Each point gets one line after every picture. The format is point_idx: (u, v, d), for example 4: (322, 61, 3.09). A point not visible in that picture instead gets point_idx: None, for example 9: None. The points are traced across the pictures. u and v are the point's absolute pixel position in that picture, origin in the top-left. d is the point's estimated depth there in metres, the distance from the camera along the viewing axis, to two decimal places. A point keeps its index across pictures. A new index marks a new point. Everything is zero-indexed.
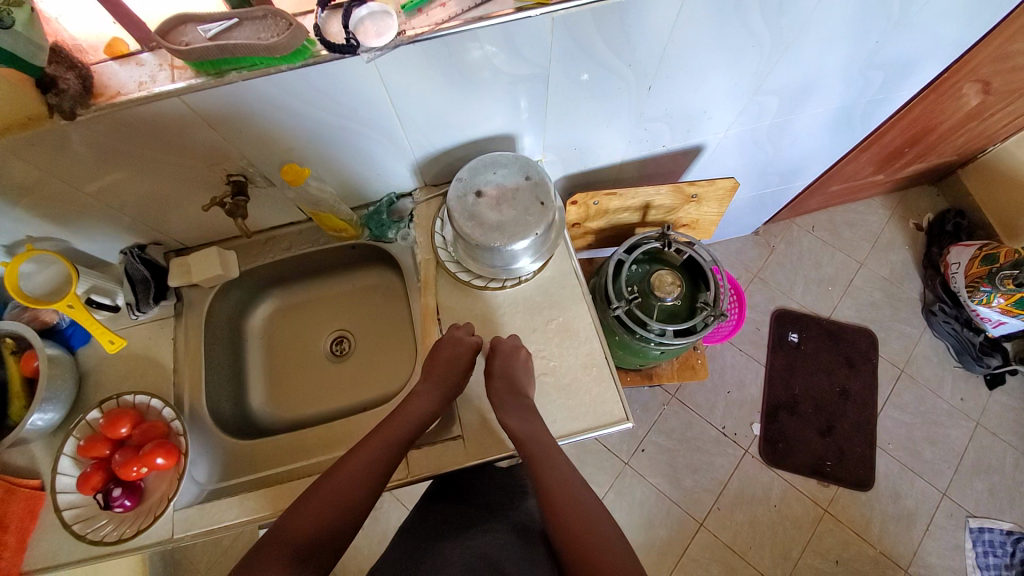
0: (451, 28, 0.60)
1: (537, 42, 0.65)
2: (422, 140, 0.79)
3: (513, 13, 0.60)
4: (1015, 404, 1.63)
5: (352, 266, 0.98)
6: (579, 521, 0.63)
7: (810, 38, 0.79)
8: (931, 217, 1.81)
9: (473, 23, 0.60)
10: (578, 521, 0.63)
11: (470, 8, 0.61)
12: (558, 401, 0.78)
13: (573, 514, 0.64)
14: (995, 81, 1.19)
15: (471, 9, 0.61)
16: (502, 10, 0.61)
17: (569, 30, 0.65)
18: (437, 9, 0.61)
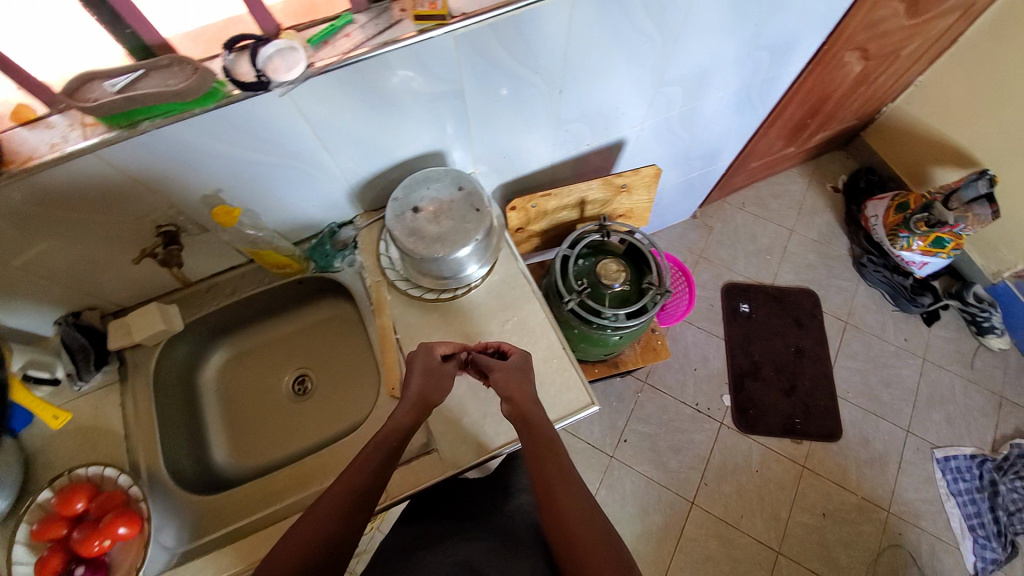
0: (360, 55, 0.63)
1: (444, 60, 0.69)
2: (353, 167, 0.82)
3: (416, 36, 0.63)
4: (952, 336, 1.77)
5: (303, 302, 0.97)
6: (574, 518, 0.60)
7: (696, 32, 0.88)
8: (845, 178, 1.97)
9: (379, 50, 0.63)
10: (573, 514, 0.60)
11: (374, 35, 0.64)
12: None
13: (567, 505, 0.61)
14: (871, 48, 1.33)
15: (374, 36, 0.64)
16: (405, 34, 0.63)
17: (472, 46, 0.69)
18: (342, 40, 0.63)
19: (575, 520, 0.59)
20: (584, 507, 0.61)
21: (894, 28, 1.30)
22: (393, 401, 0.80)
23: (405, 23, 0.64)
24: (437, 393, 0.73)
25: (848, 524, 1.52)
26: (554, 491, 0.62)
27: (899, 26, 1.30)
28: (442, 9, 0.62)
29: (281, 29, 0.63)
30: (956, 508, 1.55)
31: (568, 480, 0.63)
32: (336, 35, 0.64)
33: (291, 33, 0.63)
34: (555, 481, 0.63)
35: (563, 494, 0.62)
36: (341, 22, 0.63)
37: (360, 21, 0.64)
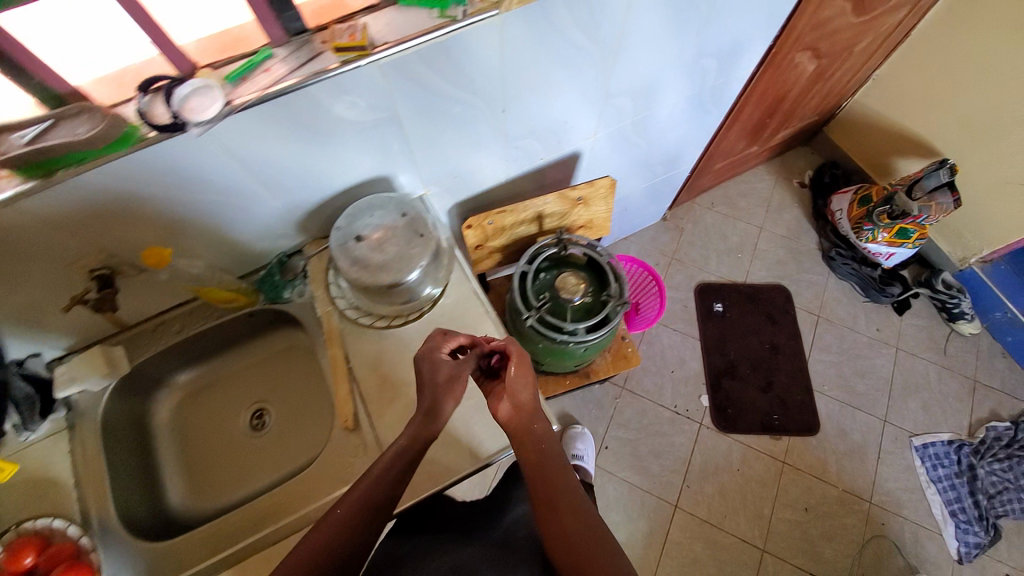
0: (280, 90, 0.62)
1: (372, 88, 0.68)
2: (294, 197, 0.81)
3: (337, 68, 0.63)
4: (924, 324, 1.78)
5: (257, 334, 0.96)
6: (576, 534, 0.62)
7: (636, 44, 0.88)
8: (811, 173, 1.99)
9: (302, 84, 0.62)
10: (575, 530, 0.62)
11: (295, 68, 0.63)
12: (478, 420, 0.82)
13: (570, 520, 0.63)
14: (821, 47, 1.35)
15: (296, 69, 0.63)
16: (326, 66, 0.62)
17: (401, 72, 0.68)
18: (262, 74, 0.62)
19: (575, 537, 0.61)
20: (593, 541, 0.61)
21: (843, 26, 1.31)
22: (346, 434, 0.78)
23: (326, 55, 0.63)
24: (449, 400, 0.71)
25: (831, 517, 1.53)
26: (559, 506, 0.64)
27: (848, 23, 1.31)
28: (362, 40, 0.62)
29: (197, 67, 0.61)
30: (937, 495, 1.56)
31: (575, 508, 0.64)
32: (256, 70, 0.63)
33: (206, 72, 0.61)
34: (560, 497, 0.65)
35: (568, 510, 0.64)
36: (259, 57, 0.62)
37: (279, 54, 0.63)
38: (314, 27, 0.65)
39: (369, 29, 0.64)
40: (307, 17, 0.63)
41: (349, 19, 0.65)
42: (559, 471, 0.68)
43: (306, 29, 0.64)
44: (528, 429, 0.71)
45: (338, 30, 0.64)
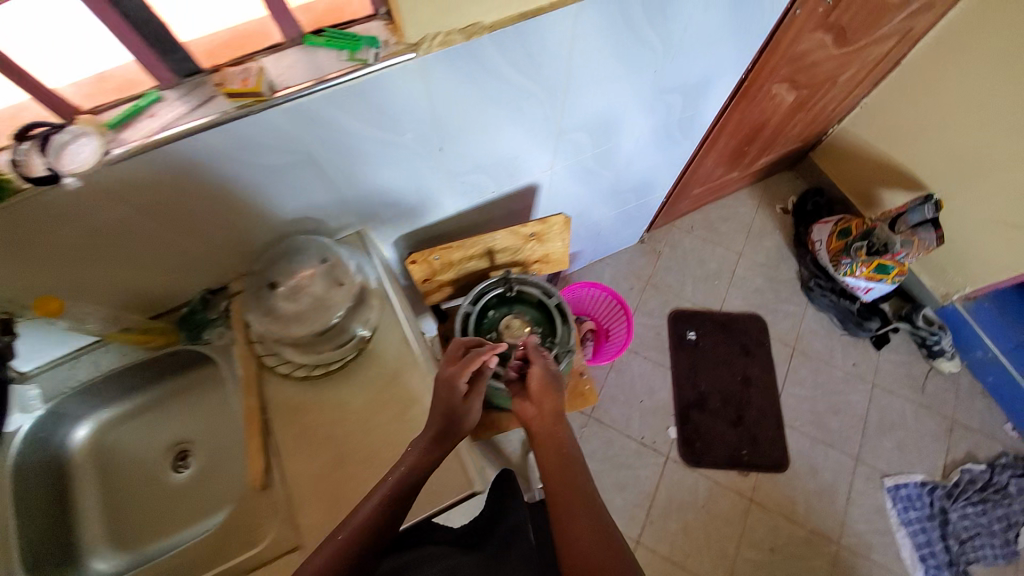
0: (165, 137, 0.58)
1: (279, 131, 0.64)
2: (210, 237, 0.77)
3: (231, 115, 0.58)
4: (903, 360, 1.74)
5: (179, 369, 0.92)
6: (584, 535, 0.58)
7: (586, 81, 0.84)
8: (794, 199, 1.94)
9: (191, 133, 0.58)
10: (582, 531, 0.59)
11: (185, 114, 0.58)
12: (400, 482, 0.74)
13: (579, 522, 0.60)
14: (799, 78, 1.30)
15: (184, 114, 0.58)
16: (217, 113, 0.58)
17: (309, 116, 0.63)
18: (149, 121, 0.58)
19: (586, 538, 0.58)
20: (602, 548, 0.57)
21: (823, 58, 1.26)
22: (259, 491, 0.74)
23: (220, 99, 0.59)
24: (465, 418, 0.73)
25: (797, 559, 1.49)
26: (571, 505, 0.63)
27: (828, 55, 1.26)
28: (255, 87, 0.56)
29: (78, 110, 0.58)
30: (907, 538, 1.52)
31: (591, 509, 0.62)
32: (143, 115, 0.59)
33: (87, 118, 0.58)
34: (571, 498, 0.64)
35: (581, 511, 0.62)
36: (147, 102, 0.58)
37: (169, 98, 0.59)
38: (208, 67, 0.59)
39: (267, 72, 0.59)
40: (198, 57, 0.58)
41: (247, 59, 0.60)
42: (575, 479, 0.67)
43: (199, 69, 0.59)
44: (551, 433, 0.75)
45: (231, 73, 0.58)
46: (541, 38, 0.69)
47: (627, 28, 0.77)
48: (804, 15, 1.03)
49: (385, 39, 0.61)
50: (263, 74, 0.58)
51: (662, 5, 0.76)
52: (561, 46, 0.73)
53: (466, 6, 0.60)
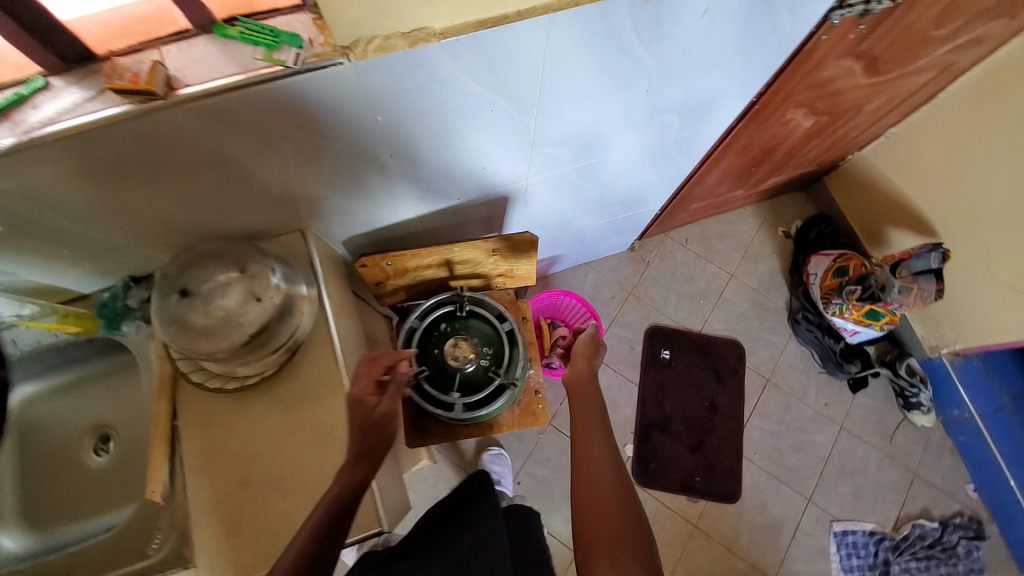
0: (46, 134, 0.50)
1: (181, 132, 0.55)
2: (122, 232, 0.70)
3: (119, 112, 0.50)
4: (877, 406, 1.69)
5: (99, 352, 0.86)
6: (588, 460, 0.84)
7: (564, 96, 0.74)
8: (799, 224, 1.83)
9: (75, 132, 0.51)
10: (584, 458, 0.85)
11: (69, 107, 0.50)
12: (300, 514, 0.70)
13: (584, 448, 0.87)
14: (819, 104, 1.18)
15: (69, 109, 0.50)
16: (106, 111, 0.50)
17: (217, 117, 0.55)
18: (31, 113, 0.51)
19: (586, 466, 0.83)
20: (617, 474, 0.82)
21: (849, 86, 1.14)
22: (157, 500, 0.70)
23: (107, 94, 0.51)
24: (391, 425, 0.71)
25: None
26: (585, 439, 0.88)
27: (853, 84, 1.14)
28: (144, 84, 0.48)
29: None
30: None
31: (601, 444, 0.87)
32: (25, 106, 0.51)
33: None
34: (589, 434, 0.89)
35: (592, 445, 0.87)
36: (29, 91, 0.50)
37: (55, 87, 0.51)
38: (105, 55, 0.51)
39: (163, 66, 0.50)
40: (91, 44, 0.50)
41: (148, 48, 0.51)
42: (598, 425, 0.91)
43: (93, 56, 0.51)
44: (583, 392, 1.00)
45: (121, 66, 0.50)
46: (507, 49, 0.60)
47: (613, 45, 0.67)
48: (831, 42, 0.91)
49: (309, 37, 0.52)
50: (156, 69, 0.49)
51: (658, 22, 0.66)
52: (531, 60, 0.64)
53: (409, 9, 0.51)
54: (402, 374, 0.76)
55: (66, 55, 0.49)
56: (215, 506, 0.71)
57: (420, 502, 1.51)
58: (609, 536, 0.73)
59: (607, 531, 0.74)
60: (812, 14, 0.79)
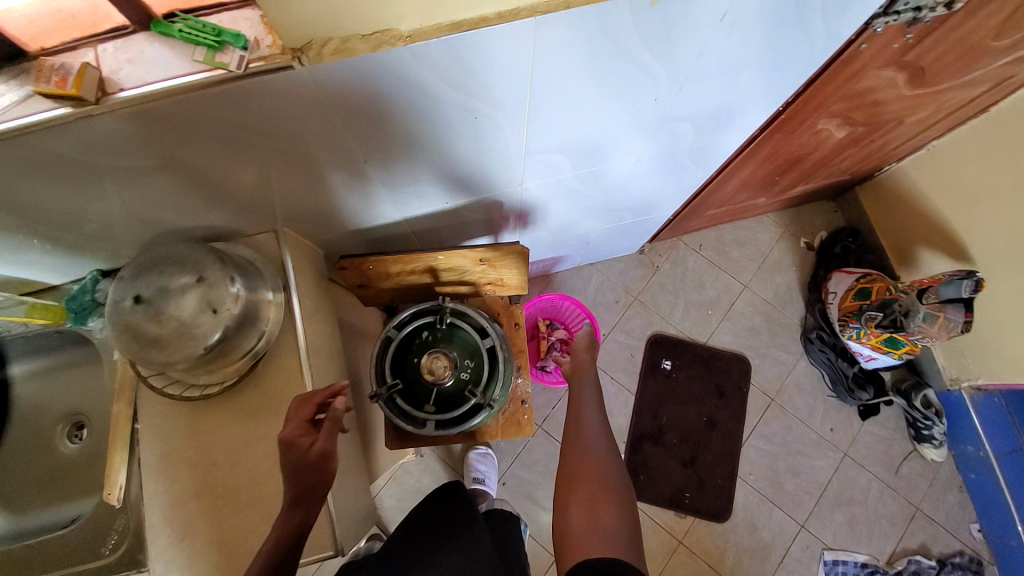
0: None
1: (125, 135, 0.53)
2: (85, 226, 0.68)
3: (51, 114, 0.47)
4: (886, 435, 1.60)
5: (68, 341, 0.84)
6: (580, 424, 0.93)
7: (558, 102, 0.67)
8: (824, 236, 1.72)
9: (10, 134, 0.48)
10: (576, 422, 0.94)
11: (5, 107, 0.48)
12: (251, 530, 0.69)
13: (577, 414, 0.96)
14: (855, 115, 1.07)
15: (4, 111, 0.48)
16: (39, 112, 0.48)
17: (160, 121, 0.51)
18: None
19: (579, 427, 0.93)
20: (606, 440, 0.90)
21: (890, 97, 1.03)
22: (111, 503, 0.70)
23: (37, 95, 0.47)
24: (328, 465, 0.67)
25: None
26: (579, 409, 0.97)
27: (895, 96, 1.02)
28: (72, 90, 0.45)
29: None
30: None
31: (590, 411, 0.96)
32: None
33: None
34: (582, 405, 0.98)
35: (583, 413, 0.96)
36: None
37: None
38: (37, 52, 0.47)
39: (94, 69, 0.46)
40: (19, 40, 0.46)
41: (84, 46, 0.48)
42: (594, 401, 0.98)
43: (25, 53, 0.47)
44: (579, 371, 1.08)
45: (48, 65, 0.45)
46: (489, 52, 0.53)
47: (613, 51, 0.59)
48: (872, 51, 0.81)
49: (255, 37, 0.47)
50: (84, 71, 0.45)
51: (666, 27, 0.58)
52: (517, 65, 0.57)
53: (365, 8, 0.45)
54: (339, 409, 0.70)
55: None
56: (170, 511, 0.70)
57: (403, 494, 1.51)
58: (591, 487, 0.81)
59: (590, 483, 0.81)
60: (850, 21, 0.69)
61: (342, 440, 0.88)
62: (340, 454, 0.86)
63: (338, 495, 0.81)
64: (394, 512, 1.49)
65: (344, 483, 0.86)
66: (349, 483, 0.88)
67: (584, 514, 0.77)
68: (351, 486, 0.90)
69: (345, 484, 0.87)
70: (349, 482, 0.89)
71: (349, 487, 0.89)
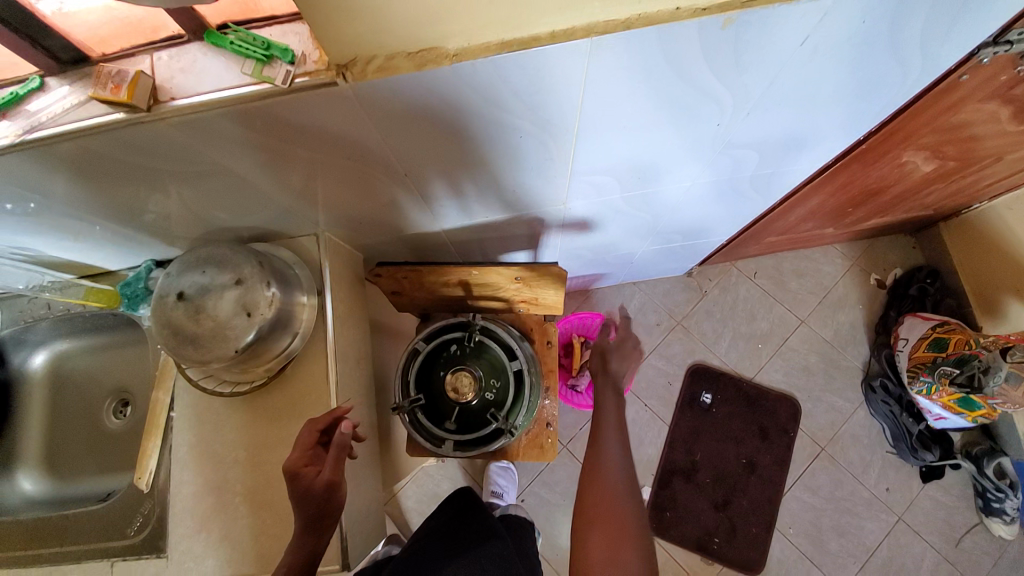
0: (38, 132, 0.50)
1: (172, 142, 0.54)
2: (142, 223, 0.72)
3: (103, 119, 0.49)
4: (949, 502, 1.44)
5: (124, 326, 0.90)
6: (602, 433, 0.88)
7: (608, 126, 0.63)
8: (898, 275, 1.56)
9: (65, 136, 0.50)
10: (598, 430, 0.89)
11: (63, 110, 0.50)
12: (267, 530, 0.73)
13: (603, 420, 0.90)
14: (946, 150, 0.96)
15: (64, 112, 0.50)
16: (94, 117, 0.49)
17: (205, 131, 0.53)
18: (26, 113, 0.50)
19: (600, 435, 0.87)
20: (627, 466, 0.83)
21: (989, 133, 0.91)
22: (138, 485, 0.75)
23: (94, 101, 0.50)
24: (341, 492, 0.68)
25: None
26: (605, 414, 0.91)
27: (995, 132, 0.91)
28: (126, 98, 0.47)
29: None
30: None
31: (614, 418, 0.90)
32: (22, 105, 0.51)
33: None
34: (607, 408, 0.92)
35: (608, 418, 0.90)
36: (25, 91, 0.50)
37: (51, 87, 0.50)
38: (98, 58, 0.50)
39: (149, 76, 0.48)
40: (83, 46, 0.49)
41: (140, 53, 0.50)
42: (616, 414, 0.91)
43: (88, 59, 0.50)
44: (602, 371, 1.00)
45: (105, 71, 0.48)
46: (535, 75, 0.51)
47: (674, 75, 0.55)
48: (975, 83, 0.71)
49: (303, 52, 0.48)
50: (138, 80, 0.47)
51: (738, 53, 0.53)
52: (567, 87, 0.54)
53: (412, 28, 0.44)
54: (344, 434, 0.68)
55: (60, 56, 0.49)
56: (194, 500, 0.74)
57: (424, 499, 1.51)
58: (610, 525, 0.75)
59: (610, 519, 0.76)
60: (951, 50, 0.61)
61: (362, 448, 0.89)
62: (358, 461, 0.87)
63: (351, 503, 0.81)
64: (411, 514, 1.49)
65: (358, 492, 0.86)
66: (363, 491, 0.88)
67: (604, 556, 0.72)
68: (365, 494, 0.90)
69: (360, 493, 0.87)
70: (364, 489, 0.89)
71: (363, 496, 0.89)
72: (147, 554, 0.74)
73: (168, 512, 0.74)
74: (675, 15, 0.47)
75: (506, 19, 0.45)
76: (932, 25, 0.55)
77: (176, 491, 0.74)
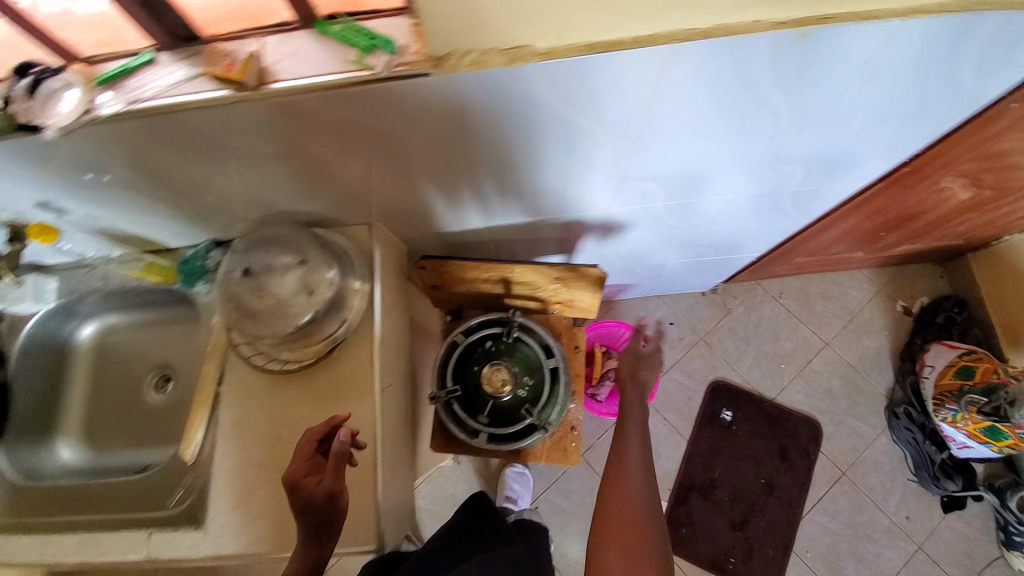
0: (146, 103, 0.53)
1: (263, 121, 0.57)
2: (210, 201, 0.75)
3: (209, 95, 0.52)
4: (970, 535, 1.42)
5: (175, 303, 0.93)
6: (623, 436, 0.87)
7: (667, 133, 0.66)
8: (924, 303, 1.56)
9: (170, 109, 0.53)
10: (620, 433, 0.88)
11: (169, 82, 0.53)
12: None
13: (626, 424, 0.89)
14: (985, 178, 0.97)
15: (169, 85, 0.53)
16: (200, 92, 0.53)
17: (297, 113, 0.56)
18: (133, 86, 0.54)
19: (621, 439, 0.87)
20: (647, 472, 0.83)
21: None
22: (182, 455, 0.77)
23: (202, 78, 0.53)
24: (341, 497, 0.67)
25: None
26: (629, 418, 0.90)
27: None
28: (236, 75, 0.50)
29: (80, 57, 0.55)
30: None
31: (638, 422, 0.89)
32: (132, 77, 0.54)
33: (82, 68, 0.55)
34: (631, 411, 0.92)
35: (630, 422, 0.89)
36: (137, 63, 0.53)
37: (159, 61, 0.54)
38: (207, 38, 0.53)
39: (257, 58, 0.52)
40: (195, 25, 0.52)
41: (248, 36, 0.53)
42: (640, 419, 0.90)
43: (197, 38, 0.53)
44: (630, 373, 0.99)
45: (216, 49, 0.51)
46: (611, 78, 0.53)
47: (740, 85, 0.57)
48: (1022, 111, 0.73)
49: (403, 44, 0.51)
50: (249, 60, 0.51)
51: (805, 67, 0.55)
52: (638, 92, 0.56)
53: (509, 24, 0.47)
54: (341, 442, 0.68)
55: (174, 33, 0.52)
56: (235, 474, 0.76)
57: (439, 499, 1.51)
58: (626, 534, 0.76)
59: (628, 526, 0.77)
60: (1005, 78, 0.63)
61: (398, 436, 0.90)
62: (394, 448, 0.88)
63: (387, 488, 0.82)
64: (425, 514, 1.49)
65: (392, 479, 0.87)
66: (396, 479, 0.89)
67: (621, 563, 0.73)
68: (397, 483, 0.91)
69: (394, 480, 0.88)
70: (397, 478, 0.90)
71: (396, 484, 0.90)
72: (185, 525, 0.75)
73: (211, 484, 0.75)
74: (752, 26, 0.50)
75: (597, 21, 0.48)
76: (990, 51, 0.58)
77: (219, 464, 0.76)
